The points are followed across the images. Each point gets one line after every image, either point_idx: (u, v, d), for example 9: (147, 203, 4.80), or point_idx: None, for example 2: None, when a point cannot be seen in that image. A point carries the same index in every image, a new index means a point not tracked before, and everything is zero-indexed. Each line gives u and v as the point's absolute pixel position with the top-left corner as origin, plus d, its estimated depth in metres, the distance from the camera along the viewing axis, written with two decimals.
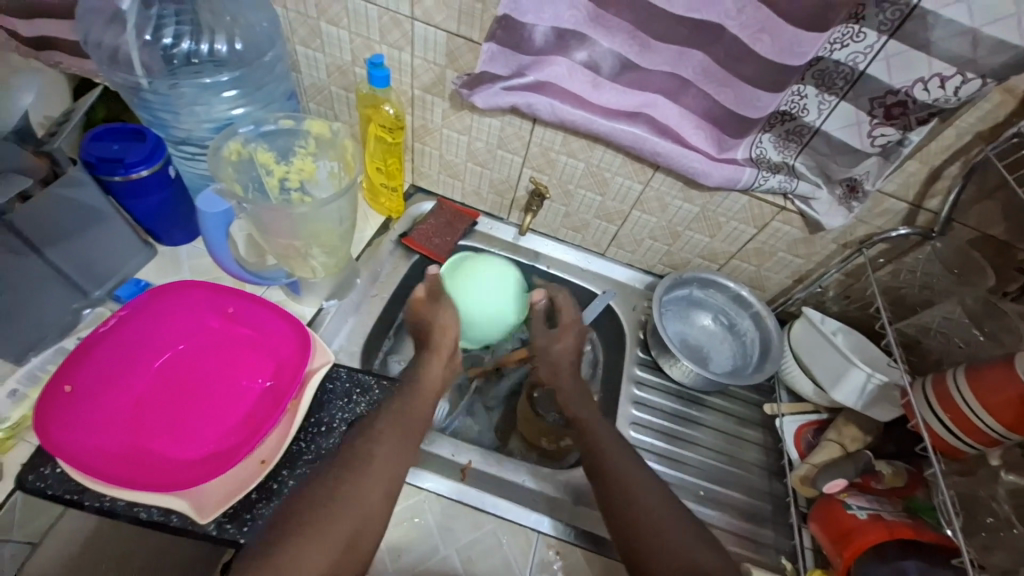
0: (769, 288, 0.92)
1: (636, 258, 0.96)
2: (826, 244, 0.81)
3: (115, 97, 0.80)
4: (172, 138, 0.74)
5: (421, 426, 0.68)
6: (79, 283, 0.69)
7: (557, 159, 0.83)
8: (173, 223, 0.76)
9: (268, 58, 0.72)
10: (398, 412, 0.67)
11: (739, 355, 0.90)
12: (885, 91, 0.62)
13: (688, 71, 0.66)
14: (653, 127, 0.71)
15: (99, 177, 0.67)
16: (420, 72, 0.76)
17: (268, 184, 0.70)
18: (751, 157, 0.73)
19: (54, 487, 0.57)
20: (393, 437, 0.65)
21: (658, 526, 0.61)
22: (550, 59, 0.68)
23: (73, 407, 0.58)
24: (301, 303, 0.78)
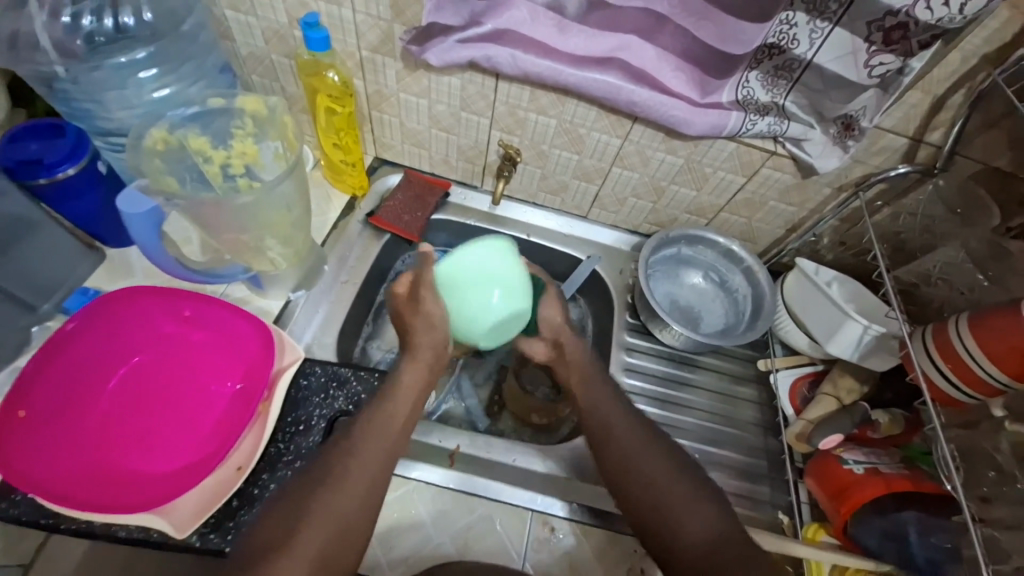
0: (761, 240, 0.88)
1: (620, 218, 0.90)
2: (819, 189, 0.76)
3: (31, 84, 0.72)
4: (97, 131, 0.67)
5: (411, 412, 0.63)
6: (25, 299, 0.63)
7: (527, 118, 0.76)
8: (119, 225, 0.70)
9: (187, 26, 0.65)
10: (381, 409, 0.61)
11: (732, 311, 0.86)
12: (884, 12, 0.55)
13: (662, 6, 0.59)
14: (628, 73, 0.64)
15: (23, 183, 0.60)
16: (364, 29, 0.68)
17: (208, 173, 0.61)
18: (737, 100, 0.66)
19: (26, 514, 0.54)
20: (376, 435, 0.59)
21: (661, 510, 0.56)
22: (507, 3, 0.60)
23: (33, 433, 0.55)
24: (266, 297, 0.73)
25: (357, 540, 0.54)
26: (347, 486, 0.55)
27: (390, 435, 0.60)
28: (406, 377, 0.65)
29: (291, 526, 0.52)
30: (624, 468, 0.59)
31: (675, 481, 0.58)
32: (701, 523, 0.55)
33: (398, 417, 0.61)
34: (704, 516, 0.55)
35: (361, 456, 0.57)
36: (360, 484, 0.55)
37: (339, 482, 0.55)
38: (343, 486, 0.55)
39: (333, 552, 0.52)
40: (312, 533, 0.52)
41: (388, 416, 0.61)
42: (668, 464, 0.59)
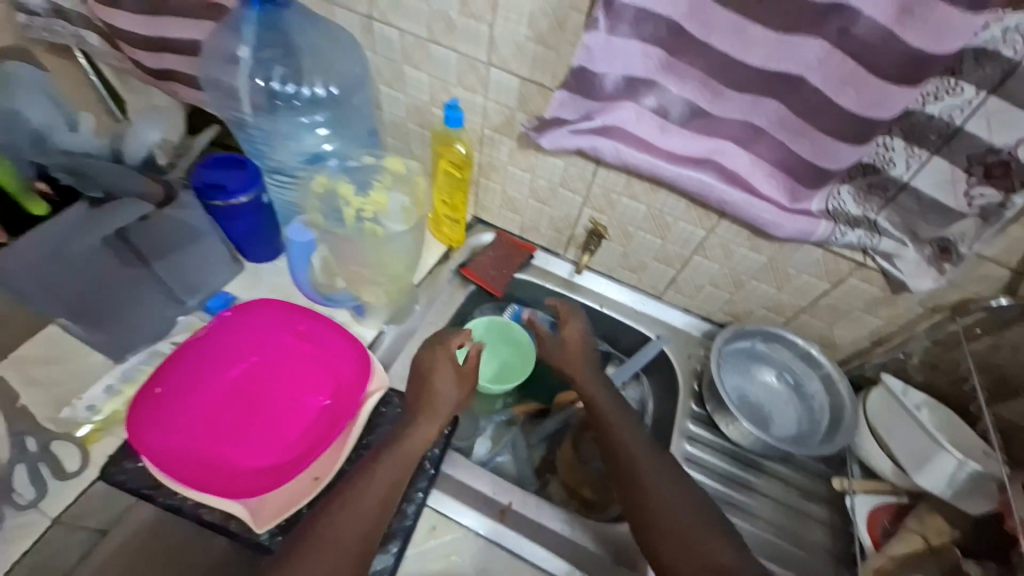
0: (842, 348, 0.86)
1: (694, 303, 0.92)
2: (910, 306, 0.75)
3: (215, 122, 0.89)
4: (267, 167, 0.82)
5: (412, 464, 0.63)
6: (174, 292, 0.75)
7: (618, 201, 0.83)
8: (260, 242, 0.81)
9: (358, 100, 0.81)
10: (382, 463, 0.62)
11: (806, 418, 0.83)
12: (985, 148, 0.57)
13: (762, 120, 0.64)
14: (721, 175, 0.70)
15: (204, 202, 0.74)
16: (491, 113, 0.79)
17: (345, 216, 0.72)
18: (827, 210, 0.69)
19: (132, 481, 0.61)
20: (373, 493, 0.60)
21: (675, 539, 0.61)
22: (617, 105, 0.68)
23: (161, 407, 0.64)
24: (363, 325, 0.80)
25: None
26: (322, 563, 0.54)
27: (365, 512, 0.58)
28: (402, 444, 0.64)
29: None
30: (643, 479, 0.66)
31: (688, 510, 0.63)
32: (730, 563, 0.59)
33: (383, 483, 0.61)
34: (721, 549, 0.60)
35: (354, 515, 0.57)
36: (329, 561, 0.54)
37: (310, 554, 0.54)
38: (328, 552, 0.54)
39: None
40: None
41: (395, 462, 0.63)
42: (685, 492, 0.65)
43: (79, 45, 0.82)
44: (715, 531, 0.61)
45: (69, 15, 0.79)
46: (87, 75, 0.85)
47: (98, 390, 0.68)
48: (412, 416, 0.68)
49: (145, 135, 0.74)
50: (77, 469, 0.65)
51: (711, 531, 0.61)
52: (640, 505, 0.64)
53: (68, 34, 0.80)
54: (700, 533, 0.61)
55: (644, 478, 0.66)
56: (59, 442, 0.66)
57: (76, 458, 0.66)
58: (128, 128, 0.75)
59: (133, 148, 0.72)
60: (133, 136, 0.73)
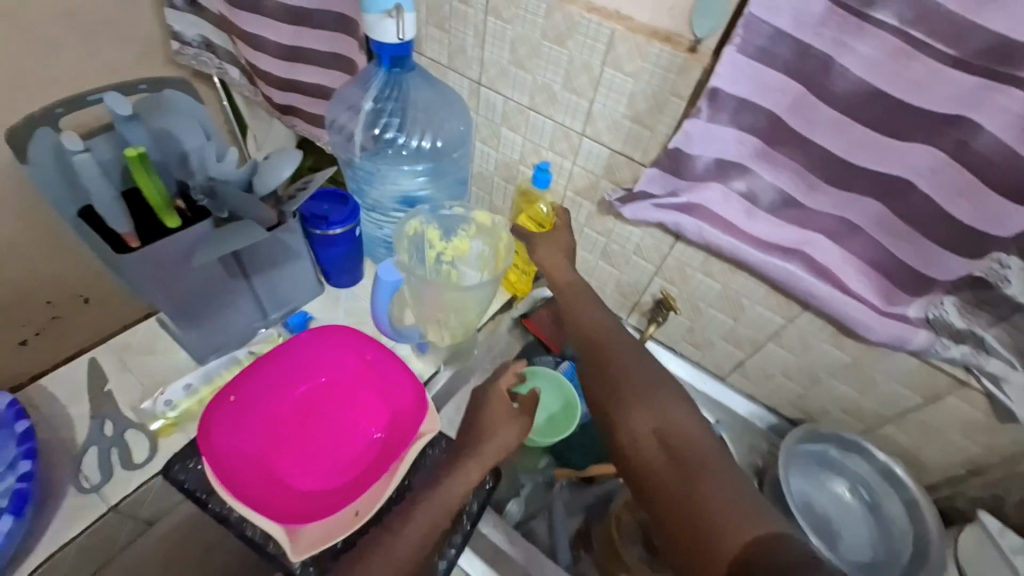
0: (930, 470, 0.77)
1: (761, 392, 0.88)
2: (1018, 437, 0.67)
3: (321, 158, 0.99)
4: (365, 205, 0.89)
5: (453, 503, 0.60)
6: (263, 305, 0.81)
7: (693, 277, 0.82)
8: (343, 270, 0.87)
9: (458, 154, 0.87)
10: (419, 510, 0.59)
11: (882, 545, 0.75)
12: None
13: (859, 218, 0.62)
14: (809, 266, 0.68)
15: (307, 229, 0.80)
16: (576, 177, 0.82)
17: (427, 258, 0.78)
18: (927, 319, 0.65)
19: (190, 482, 0.65)
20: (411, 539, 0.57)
21: (634, 392, 0.56)
22: (705, 185, 0.69)
23: (231, 414, 0.67)
24: (422, 361, 0.83)
25: None
26: None
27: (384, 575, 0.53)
28: (442, 487, 0.61)
29: None
30: (603, 334, 0.63)
31: (644, 372, 0.58)
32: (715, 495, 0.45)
33: (421, 529, 0.58)
34: (690, 418, 0.53)
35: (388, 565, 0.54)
36: None
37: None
38: None
39: None
40: None
41: (435, 505, 0.60)
42: (643, 358, 0.60)
43: (220, 75, 0.97)
44: (678, 399, 0.55)
45: (216, 50, 0.94)
46: (219, 100, 1.06)
47: (178, 386, 0.73)
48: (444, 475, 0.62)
49: (280, 170, 0.68)
50: (145, 459, 0.69)
51: (675, 402, 0.54)
52: (598, 356, 0.61)
53: (213, 64, 0.96)
54: (658, 402, 0.54)
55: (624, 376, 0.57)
56: (135, 432, 0.71)
57: (144, 449, 0.70)
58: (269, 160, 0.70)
59: (264, 184, 0.68)
60: (270, 170, 0.68)
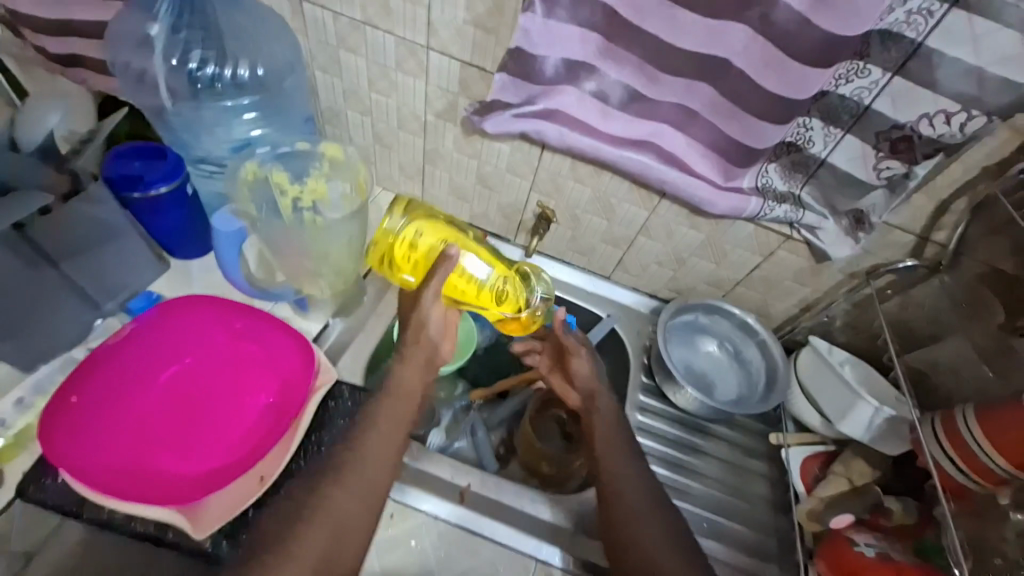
0: (775, 316, 0.92)
1: (641, 282, 0.96)
2: (832, 273, 0.81)
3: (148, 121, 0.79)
4: (191, 158, 0.76)
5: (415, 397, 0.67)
6: (92, 296, 0.69)
7: (565, 185, 0.84)
8: (188, 240, 0.76)
9: (289, 83, 0.77)
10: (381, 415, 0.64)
11: (746, 385, 0.89)
12: (891, 126, 0.63)
13: (696, 103, 0.67)
14: (660, 155, 0.73)
15: (120, 195, 0.68)
16: (433, 98, 0.77)
17: (281, 206, 0.70)
18: (757, 187, 0.74)
19: (52, 498, 0.57)
20: (376, 438, 0.62)
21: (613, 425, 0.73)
22: (559, 89, 0.69)
23: (79, 417, 0.59)
24: (308, 320, 0.78)
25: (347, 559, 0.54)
26: (339, 501, 0.57)
27: (352, 511, 0.57)
28: (398, 392, 0.67)
29: (292, 526, 0.54)
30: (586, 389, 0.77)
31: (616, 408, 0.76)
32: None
33: (391, 431, 0.63)
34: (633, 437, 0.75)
35: (364, 465, 0.59)
36: (341, 510, 0.56)
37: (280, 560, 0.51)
38: (340, 498, 0.57)
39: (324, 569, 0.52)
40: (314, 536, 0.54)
41: (399, 409, 0.65)
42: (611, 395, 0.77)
43: None
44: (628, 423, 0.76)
45: None
46: None
47: (7, 404, 0.63)
48: (375, 409, 0.64)
49: (44, 118, 0.70)
50: None
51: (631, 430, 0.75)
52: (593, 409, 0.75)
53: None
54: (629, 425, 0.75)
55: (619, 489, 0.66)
56: None
57: None
58: (25, 111, 0.70)
59: (31, 136, 0.68)
60: (31, 120, 0.69)
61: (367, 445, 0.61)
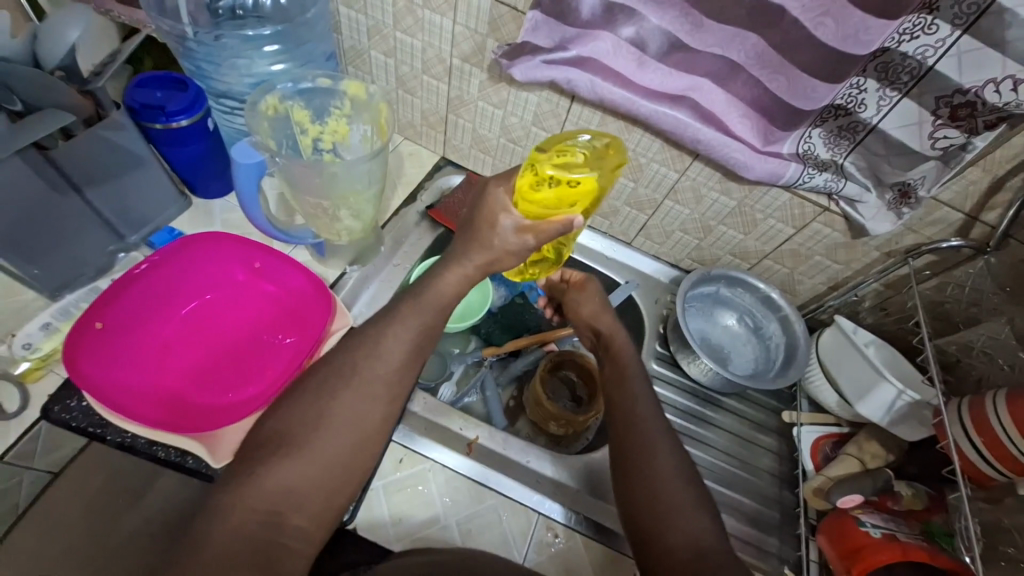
0: (801, 293, 0.89)
1: (664, 250, 0.93)
2: (868, 251, 0.77)
3: (163, 34, 0.70)
4: (212, 91, 0.75)
5: (450, 304, 0.58)
6: (116, 227, 0.70)
7: None
8: (210, 176, 0.76)
9: (311, 15, 0.72)
10: (404, 318, 0.55)
11: (761, 359, 0.87)
12: (953, 90, 0.58)
13: (738, 55, 0.62)
14: (697, 112, 0.68)
15: (141, 124, 0.67)
16: (460, 40, 0.74)
17: (302, 143, 0.70)
18: (798, 153, 0.69)
19: (77, 420, 0.60)
20: (395, 342, 0.54)
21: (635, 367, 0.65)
22: (594, 34, 0.65)
23: (106, 342, 0.61)
24: (325, 266, 0.79)
25: (365, 458, 0.51)
26: (352, 404, 0.51)
27: (366, 412, 0.52)
28: (422, 292, 0.56)
29: (305, 425, 0.50)
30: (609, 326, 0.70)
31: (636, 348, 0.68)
32: (688, 531, 0.51)
33: (411, 333, 0.55)
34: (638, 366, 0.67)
35: (376, 367, 0.53)
36: (353, 414, 0.51)
37: (292, 459, 0.48)
38: (356, 402, 0.51)
39: (340, 468, 0.50)
40: (328, 437, 0.50)
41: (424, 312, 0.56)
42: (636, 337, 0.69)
43: None
44: None
45: None
46: None
47: (33, 327, 0.64)
48: (393, 312, 0.56)
49: (65, 33, 0.63)
50: (18, 408, 0.61)
51: None
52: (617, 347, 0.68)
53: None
54: None
55: (642, 425, 0.59)
56: None
57: (15, 398, 0.62)
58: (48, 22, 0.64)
59: (51, 52, 0.63)
60: (51, 31, 0.63)
61: (386, 346, 0.54)
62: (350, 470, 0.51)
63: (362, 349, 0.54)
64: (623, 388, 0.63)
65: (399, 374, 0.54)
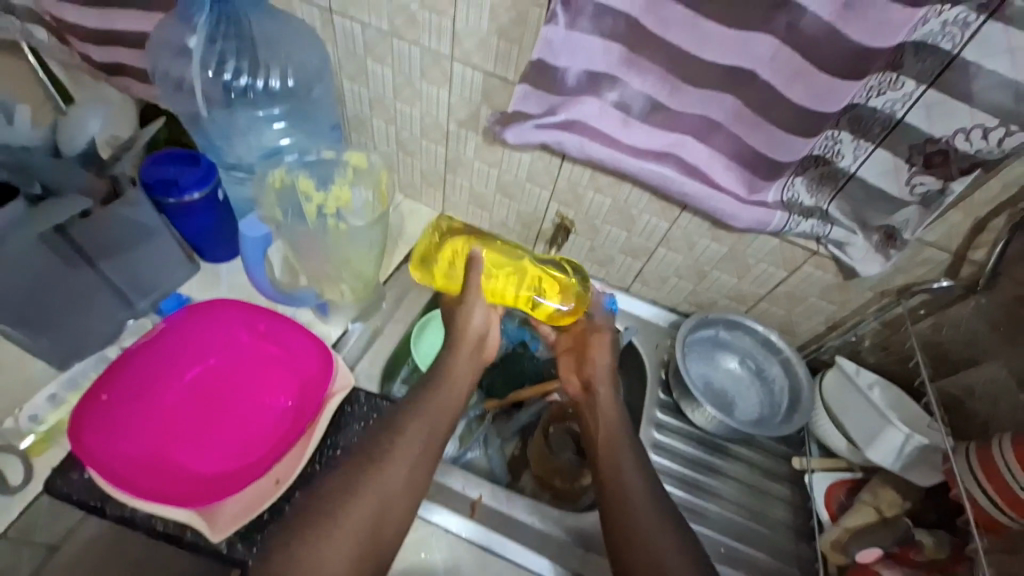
0: (800, 334, 0.89)
1: (661, 295, 0.94)
2: (861, 291, 0.79)
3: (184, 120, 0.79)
4: (223, 164, 0.81)
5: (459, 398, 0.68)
6: (125, 293, 0.72)
7: (585, 195, 0.83)
8: (219, 243, 0.79)
9: (316, 92, 0.80)
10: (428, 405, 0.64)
11: (767, 404, 0.86)
12: (925, 139, 0.61)
13: (718, 114, 0.66)
14: (681, 167, 0.72)
15: (155, 199, 0.70)
16: (456, 108, 0.79)
17: (306, 211, 0.72)
18: (783, 201, 0.72)
19: (77, 493, 0.59)
20: (419, 424, 0.62)
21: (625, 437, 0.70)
22: (580, 99, 0.69)
23: (110, 414, 0.62)
24: (328, 324, 0.79)
25: (391, 533, 0.56)
26: (380, 483, 0.57)
27: (396, 490, 0.57)
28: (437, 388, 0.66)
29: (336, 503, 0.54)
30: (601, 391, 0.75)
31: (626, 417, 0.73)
32: None
33: (431, 418, 0.63)
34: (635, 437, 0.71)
35: (402, 448, 0.60)
36: (381, 489, 0.56)
37: (324, 538, 0.52)
38: (385, 480, 0.57)
39: (367, 545, 0.54)
40: (358, 514, 0.54)
41: (442, 402, 0.66)
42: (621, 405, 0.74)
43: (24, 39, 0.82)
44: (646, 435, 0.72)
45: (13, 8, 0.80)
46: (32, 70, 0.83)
47: (40, 399, 0.65)
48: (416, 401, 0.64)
49: (85, 125, 0.71)
50: (20, 483, 0.61)
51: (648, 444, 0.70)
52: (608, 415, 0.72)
53: (16, 29, 0.80)
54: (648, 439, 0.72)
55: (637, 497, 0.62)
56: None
57: (19, 472, 0.62)
58: (69, 119, 0.71)
59: (71, 141, 0.69)
60: (72, 124, 0.71)
61: (412, 427, 0.62)
62: (375, 547, 0.54)
63: (390, 432, 0.61)
64: (617, 455, 0.67)
65: (423, 455, 0.61)
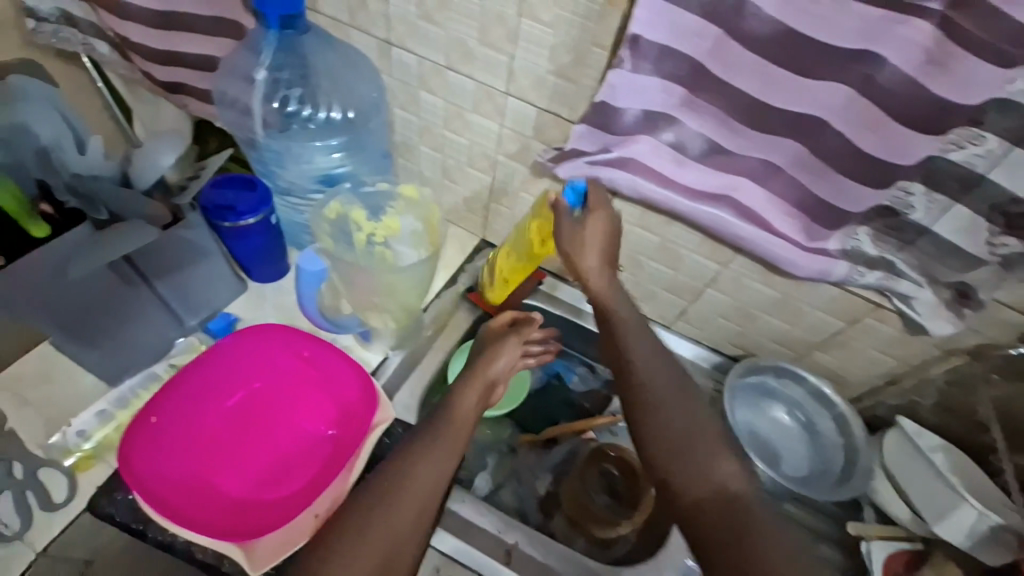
0: (853, 385, 0.85)
1: (703, 334, 0.91)
2: (925, 347, 0.74)
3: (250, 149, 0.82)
4: (278, 189, 0.84)
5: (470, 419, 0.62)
6: (178, 312, 0.74)
7: (631, 232, 0.82)
8: (266, 263, 0.80)
9: (374, 124, 0.82)
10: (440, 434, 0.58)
11: (818, 460, 0.82)
12: (1009, 198, 0.57)
13: (779, 158, 0.63)
14: (737, 211, 0.69)
15: (212, 221, 0.72)
16: (506, 140, 0.78)
17: (356, 240, 0.73)
18: (845, 250, 0.69)
19: (121, 515, 0.61)
20: (432, 455, 0.57)
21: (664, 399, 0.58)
22: (635, 139, 0.68)
23: (158, 438, 0.63)
24: (368, 349, 0.79)
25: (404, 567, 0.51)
26: (389, 518, 0.52)
27: (406, 525, 0.52)
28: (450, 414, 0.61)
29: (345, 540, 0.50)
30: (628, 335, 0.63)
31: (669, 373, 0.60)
32: None
33: (447, 449, 0.58)
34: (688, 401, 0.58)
35: (413, 481, 0.55)
36: (390, 523, 0.52)
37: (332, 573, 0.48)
38: (394, 517, 0.52)
39: None
40: (365, 552, 0.50)
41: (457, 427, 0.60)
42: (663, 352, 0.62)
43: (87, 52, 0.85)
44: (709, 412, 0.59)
45: (79, 24, 0.82)
46: (94, 83, 0.89)
47: (89, 414, 0.66)
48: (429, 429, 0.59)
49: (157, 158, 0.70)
50: (64, 500, 0.63)
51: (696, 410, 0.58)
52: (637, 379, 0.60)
53: (77, 41, 0.83)
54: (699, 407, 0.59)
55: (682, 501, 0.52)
56: (45, 471, 0.64)
57: (63, 488, 0.64)
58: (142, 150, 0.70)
59: (142, 174, 0.68)
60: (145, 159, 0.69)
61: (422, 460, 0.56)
62: None
63: (400, 462, 0.56)
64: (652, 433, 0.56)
65: (435, 489, 0.55)
